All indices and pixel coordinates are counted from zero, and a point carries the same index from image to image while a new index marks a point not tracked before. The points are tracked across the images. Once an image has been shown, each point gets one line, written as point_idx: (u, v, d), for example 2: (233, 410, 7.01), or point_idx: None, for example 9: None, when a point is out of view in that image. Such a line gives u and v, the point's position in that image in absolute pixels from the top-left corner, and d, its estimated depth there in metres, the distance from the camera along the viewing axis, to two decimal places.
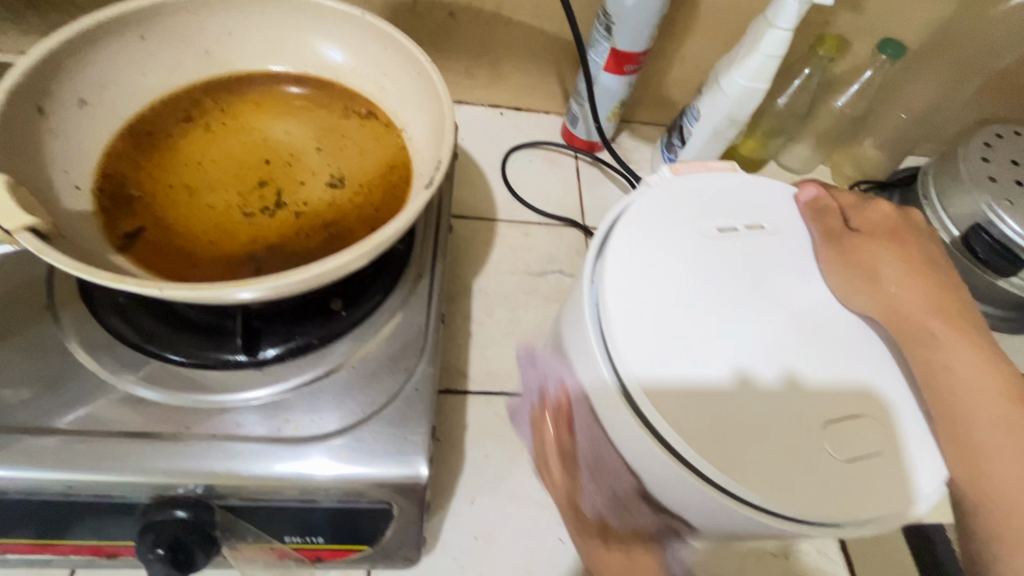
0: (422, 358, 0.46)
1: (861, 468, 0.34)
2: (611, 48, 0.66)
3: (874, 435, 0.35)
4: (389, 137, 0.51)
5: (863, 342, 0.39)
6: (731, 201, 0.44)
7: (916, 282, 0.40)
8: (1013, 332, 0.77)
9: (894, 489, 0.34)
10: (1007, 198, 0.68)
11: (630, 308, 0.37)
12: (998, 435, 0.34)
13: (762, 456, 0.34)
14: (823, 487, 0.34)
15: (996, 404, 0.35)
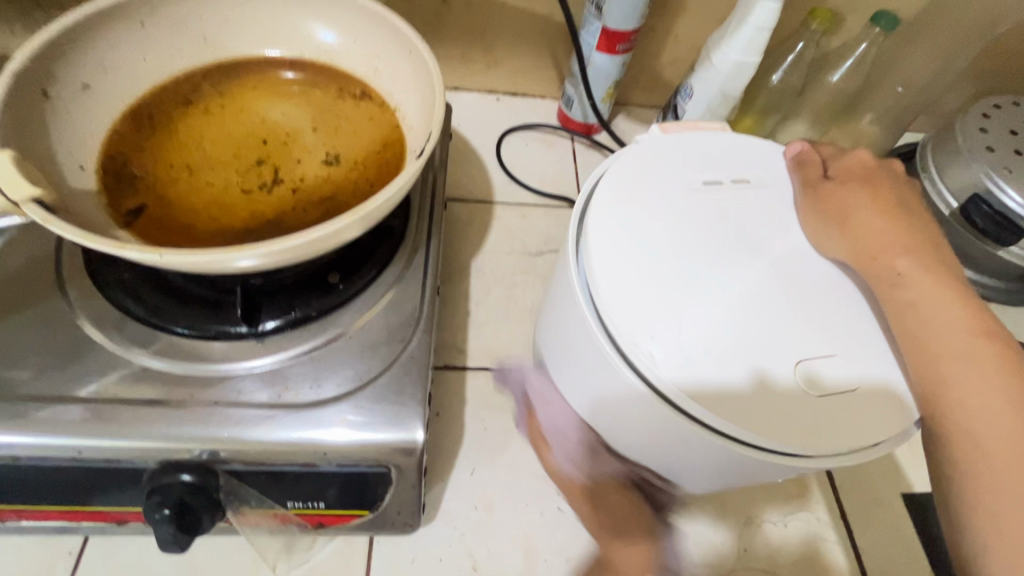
0: (418, 329, 0.47)
1: (835, 405, 0.37)
2: (603, 28, 0.67)
3: (844, 371, 0.38)
4: (383, 116, 0.52)
5: (839, 290, 0.41)
6: (716, 161, 0.46)
7: (889, 225, 0.43)
8: (1015, 304, 0.76)
9: (868, 429, 0.36)
10: (1006, 167, 0.68)
11: (614, 258, 0.39)
12: (959, 362, 0.37)
13: (750, 399, 0.36)
14: (798, 427, 0.36)
15: (962, 333, 0.38)
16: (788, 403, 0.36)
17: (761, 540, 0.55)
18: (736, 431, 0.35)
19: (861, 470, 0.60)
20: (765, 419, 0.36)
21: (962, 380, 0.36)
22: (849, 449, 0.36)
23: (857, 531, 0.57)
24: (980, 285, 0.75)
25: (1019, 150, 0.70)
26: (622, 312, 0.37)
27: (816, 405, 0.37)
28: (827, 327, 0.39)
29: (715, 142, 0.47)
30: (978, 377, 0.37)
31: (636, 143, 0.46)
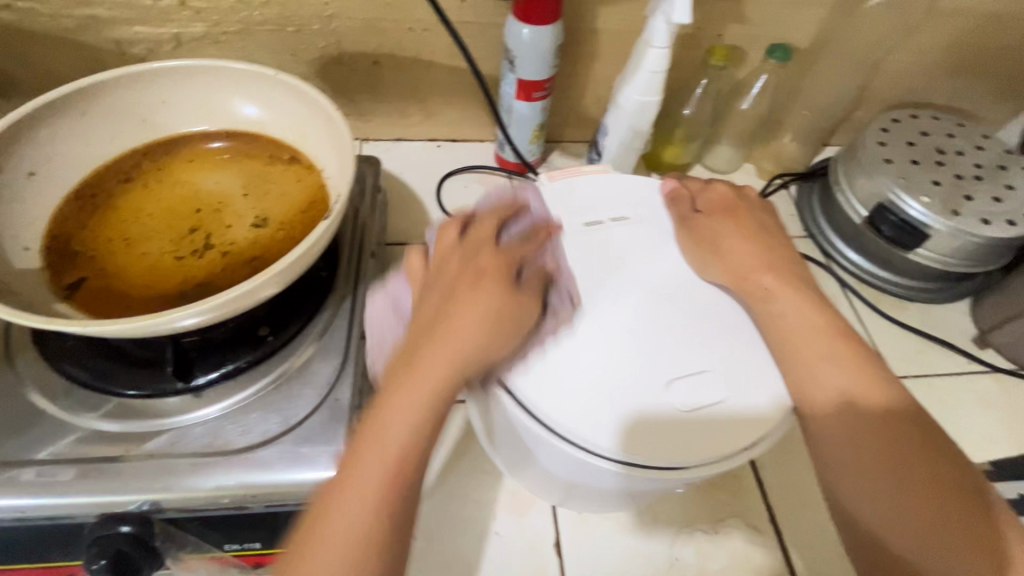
0: (345, 372, 0.51)
1: (709, 417, 0.41)
2: (518, 79, 0.72)
3: (718, 384, 0.42)
4: (309, 178, 0.57)
5: (715, 313, 0.46)
6: (597, 200, 0.52)
7: (746, 246, 0.49)
8: (942, 303, 0.79)
9: (739, 434, 0.41)
10: (903, 177, 0.73)
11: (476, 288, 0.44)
12: (827, 365, 0.42)
13: (653, 427, 0.40)
14: (675, 439, 0.40)
15: (815, 338, 0.44)
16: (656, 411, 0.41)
17: (695, 549, 0.57)
18: (644, 459, 0.39)
19: (791, 474, 0.63)
20: (634, 429, 0.40)
21: (817, 383, 0.42)
22: (721, 455, 0.40)
23: (787, 534, 0.59)
24: (902, 286, 0.78)
25: (916, 160, 0.75)
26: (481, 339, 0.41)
27: (690, 416, 0.41)
28: (701, 346, 0.44)
29: (597, 182, 0.53)
30: (829, 377, 0.42)
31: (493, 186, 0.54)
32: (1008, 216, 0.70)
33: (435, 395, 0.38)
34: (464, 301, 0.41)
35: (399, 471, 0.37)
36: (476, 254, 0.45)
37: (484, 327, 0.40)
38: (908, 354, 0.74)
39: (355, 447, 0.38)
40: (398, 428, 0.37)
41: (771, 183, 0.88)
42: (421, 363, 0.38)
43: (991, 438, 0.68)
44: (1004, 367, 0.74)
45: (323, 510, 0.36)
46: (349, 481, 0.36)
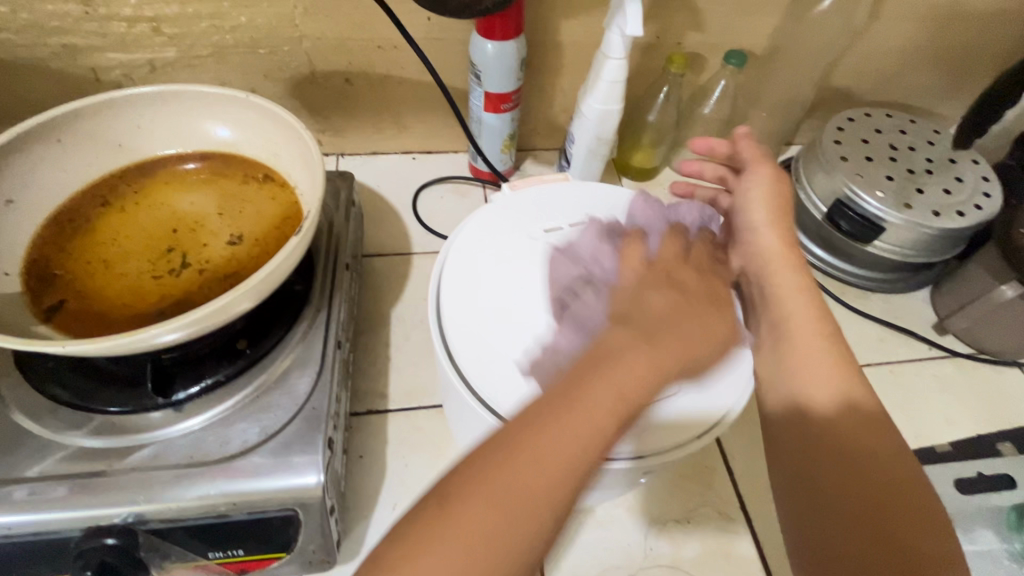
0: (321, 381, 0.53)
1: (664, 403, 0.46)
2: (485, 92, 0.75)
3: None
4: (282, 195, 0.59)
5: None
6: (559, 208, 0.57)
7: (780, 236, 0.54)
8: (903, 292, 0.82)
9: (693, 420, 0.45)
10: (857, 173, 0.77)
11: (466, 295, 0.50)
12: (814, 357, 0.48)
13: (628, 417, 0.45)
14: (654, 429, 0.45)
15: (811, 331, 0.49)
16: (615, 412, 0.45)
17: (667, 539, 0.59)
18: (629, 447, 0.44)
19: (759, 463, 0.65)
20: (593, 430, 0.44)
21: (808, 384, 0.47)
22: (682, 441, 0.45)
23: (757, 520, 0.61)
24: (864, 278, 0.81)
25: (870, 156, 0.79)
26: (468, 347, 0.47)
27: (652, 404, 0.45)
28: None
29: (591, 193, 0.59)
30: (822, 378, 0.47)
31: (527, 189, 0.59)
32: (958, 207, 0.74)
33: (639, 382, 0.37)
34: (656, 295, 0.42)
35: (589, 447, 0.34)
36: (662, 256, 0.46)
37: (683, 329, 0.40)
38: (870, 343, 0.77)
39: (551, 402, 0.36)
40: (596, 400, 0.35)
41: None
42: (643, 350, 0.38)
43: (951, 420, 0.71)
44: (963, 351, 0.77)
45: (508, 454, 0.34)
46: (535, 435, 0.34)
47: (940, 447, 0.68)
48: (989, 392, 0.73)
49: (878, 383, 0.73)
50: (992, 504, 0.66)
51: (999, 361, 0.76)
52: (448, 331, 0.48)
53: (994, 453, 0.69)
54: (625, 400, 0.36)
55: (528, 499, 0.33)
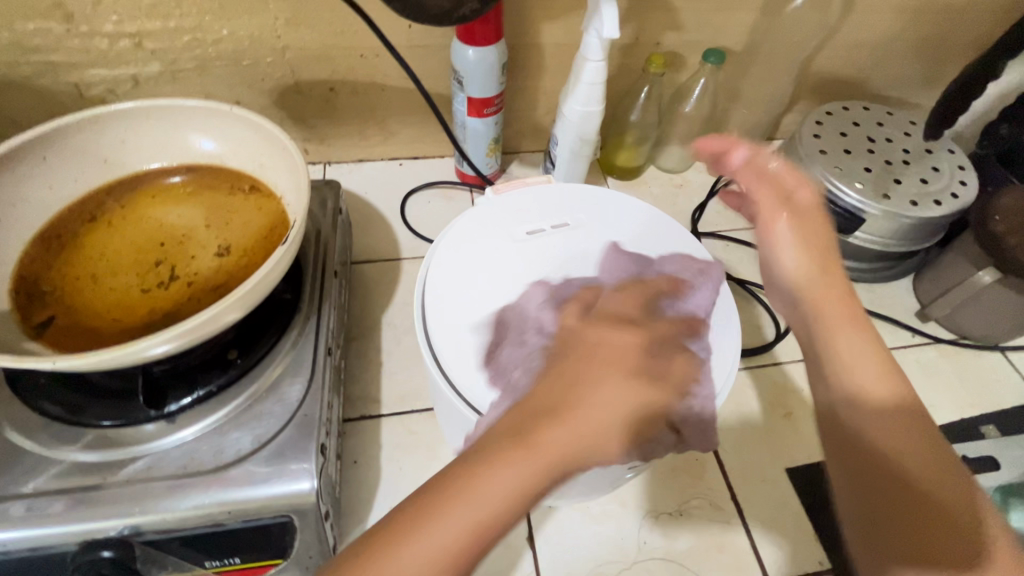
0: (312, 388, 0.54)
1: None
2: (467, 97, 0.76)
3: None
4: (269, 205, 0.59)
5: None
6: (542, 210, 0.58)
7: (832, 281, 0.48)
8: (886, 281, 0.84)
9: None
10: (836, 166, 0.78)
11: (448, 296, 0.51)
12: (854, 341, 0.44)
13: None
14: None
15: (840, 319, 0.46)
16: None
17: (661, 533, 0.60)
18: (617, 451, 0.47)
19: (749, 454, 0.66)
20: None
21: (855, 375, 0.42)
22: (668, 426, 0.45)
23: (749, 510, 0.62)
24: (847, 268, 0.83)
25: (848, 149, 0.80)
26: (450, 346, 0.48)
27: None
28: None
29: (575, 197, 0.60)
30: (868, 371, 0.42)
31: (509, 194, 0.60)
32: (935, 196, 0.75)
33: (570, 444, 0.33)
34: (601, 371, 0.36)
35: (510, 505, 0.32)
36: (621, 312, 0.41)
37: (617, 393, 0.35)
38: None
39: (478, 453, 0.33)
40: (519, 463, 0.32)
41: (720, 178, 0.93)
42: (578, 406, 0.34)
43: (935, 405, 0.72)
44: (945, 337, 0.78)
45: (422, 510, 0.32)
46: (451, 495, 0.32)
47: None
48: (972, 376, 0.75)
49: None
50: None
51: (980, 346, 0.77)
52: (433, 331, 0.49)
53: (978, 436, 0.70)
54: (551, 464, 0.32)
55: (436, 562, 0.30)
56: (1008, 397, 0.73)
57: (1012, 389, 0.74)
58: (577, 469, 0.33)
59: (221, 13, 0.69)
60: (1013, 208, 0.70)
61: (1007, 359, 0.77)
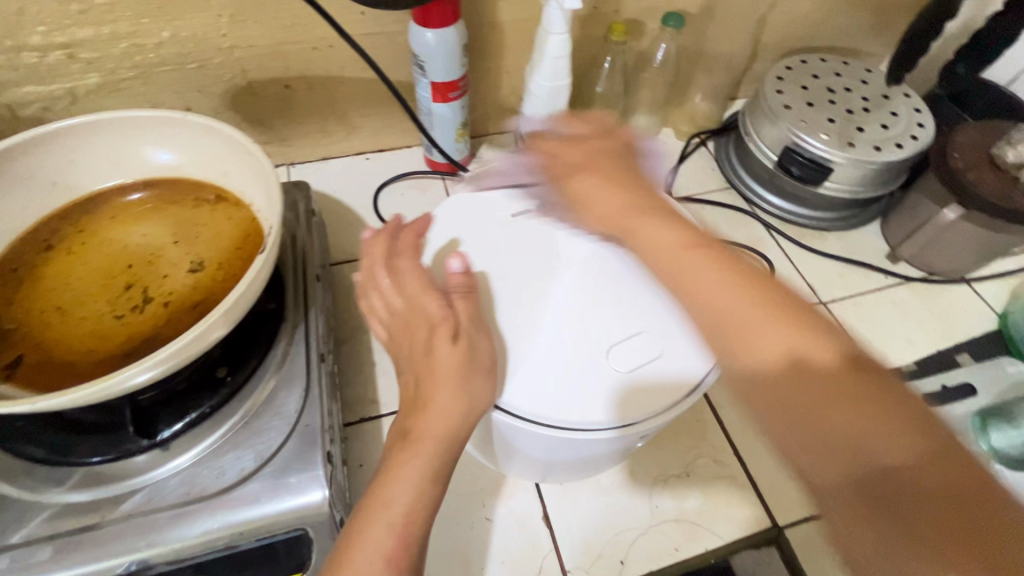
0: (310, 398, 0.52)
1: (648, 378, 0.47)
2: (430, 82, 0.73)
3: (648, 345, 0.48)
4: (239, 213, 0.57)
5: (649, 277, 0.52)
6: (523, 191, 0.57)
7: (611, 199, 0.42)
8: (858, 227, 0.86)
9: (675, 383, 0.47)
10: (801, 120, 0.79)
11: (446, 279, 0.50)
12: (735, 303, 0.32)
13: (613, 394, 0.46)
14: (640, 399, 0.45)
15: (725, 297, 0.33)
16: (606, 389, 0.46)
17: (671, 495, 0.61)
18: (630, 420, 0.45)
19: None
20: (585, 402, 0.45)
21: (755, 344, 0.31)
22: (671, 404, 0.46)
23: (751, 462, 0.64)
24: (819, 220, 0.85)
25: (811, 102, 0.81)
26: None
27: (631, 375, 0.46)
28: (645, 310, 0.50)
29: None
30: (766, 335, 0.31)
31: (488, 179, 0.59)
32: (896, 140, 0.77)
33: (443, 434, 0.41)
34: (441, 353, 0.43)
35: (422, 495, 0.40)
36: (458, 306, 0.46)
37: (460, 378, 0.42)
38: (832, 280, 0.81)
39: (385, 471, 0.41)
40: (412, 466, 0.40)
41: (689, 142, 0.94)
42: (434, 402, 0.42)
43: (912, 341, 0.75)
44: (916, 276, 0.81)
45: (356, 528, 0.39)
46: (376, 501, 0.40)
47: (905, 367, 0.73)
48: (943, 311, 0.78)
49: (843, 316, 0.77)
50: (958, 412, 0.70)
51: (947, 281, 0.81)
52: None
53: (954, 365, 0.74)
54: (437, 450, 0.41)
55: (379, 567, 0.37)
56: (977, 326, 0.77)
57: (980, 317, 0.78)
58: (455, 446, 0.42)
59: (158, 15, 0.64)
60: (968, 145, 0.72)
61: (973, 291, 0.80)
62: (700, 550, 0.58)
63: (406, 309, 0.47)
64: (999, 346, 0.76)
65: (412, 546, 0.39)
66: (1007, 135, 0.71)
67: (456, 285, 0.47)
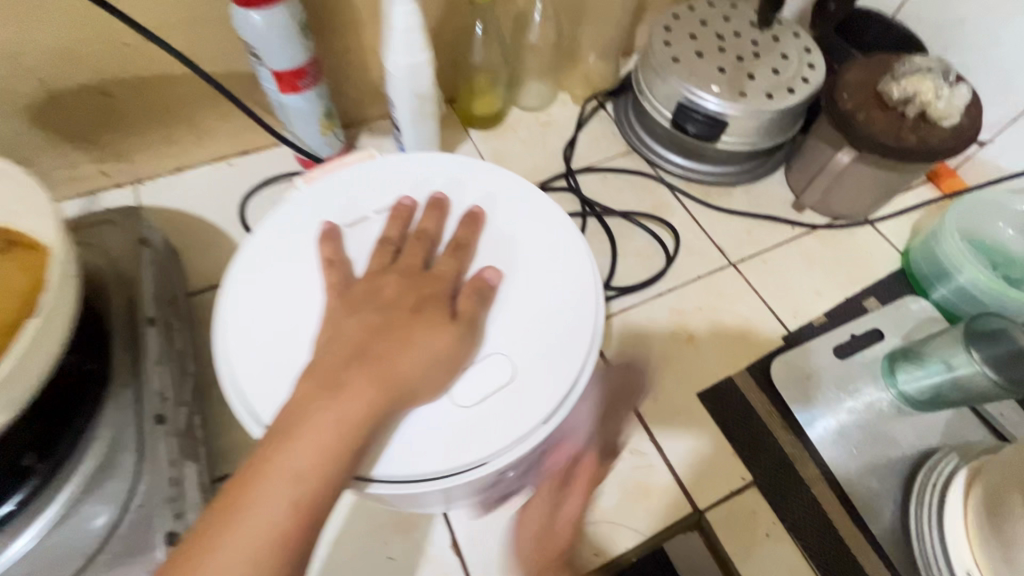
0: (143, 470, 0.45)
1: (504, 402, 0.41)
2: (272, 72, 0.63)
3: (507, 363, 0.42)
4: (29, 258, 0.44)
5: (513, 280, 0.46)
6: (363, 192, 0.50)
7: (442, 341, 0.40)
8: (763, 177, 0.82)
9: (535, 403, 0.41)
10: (691, 73, 0.74)
11: (252, 330, 0.43)
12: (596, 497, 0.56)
13: (466, 428, 0.40)
14: (492, 430, 0.40)
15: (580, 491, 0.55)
16: (448, 429, 0.40)
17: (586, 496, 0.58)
18: (481, 455, 0.40)
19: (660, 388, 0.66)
20: (433, 443, 0.40)
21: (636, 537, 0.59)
22: (526, 432, 0.40)
23: (667, 445, 0.63)
24: (719, 176, 0.81)
25: (700, 52, 0.76)
26: (257, 389, 0.41)
27: (488, 403, 0.41)
28: (508, 321, 0.44)
29: (403, 169, 0.51)
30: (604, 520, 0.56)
31: (321, 182, 0.50)
32: (788, 85, 0.73)
33: (385, 386, 0.37)
34: (438, 325, 0.40)
35: (336, 450, 0.35)
36: (463, 305, 0.42)
37: (435, 360, 0.39)
38: (740, 239, 0.78)
39: (302, 415, 0.35)
40: (340, 412, 0.35)
41: (586, 106, 0.88)
42: (331, 411, 0.35)
43: (820, 293, 0.74)
44: (821, 223, 0.79)
45: (254, 471, 0.33)
46: (285, 447, 0.34)
47: (816, 320, 0.72)
48: (850, 256, 0.77)
49: (753, 276, 0.75)
50: (868, 358, 0.69)
51: (852, 224, 0.79)
52: (238, 378, 0.41)
53: (862, 312, 0.73)
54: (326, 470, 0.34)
55: (278, 526, 0.32)
56: (882, 268, 0.76)
57: (884, 258, 0.77)
58: (339, 476, 0.35)
59: None
60: (858, 84, 0.69)
61: (876, 231, 0.79)
62: (619, 551, 0.57)
63: (403, 275, 0.43)
64: (902, 285, 0.75)
65: (316, 511, 0.34)
66: (893, 70, 0.69)
67: (473, 285, 0.44)
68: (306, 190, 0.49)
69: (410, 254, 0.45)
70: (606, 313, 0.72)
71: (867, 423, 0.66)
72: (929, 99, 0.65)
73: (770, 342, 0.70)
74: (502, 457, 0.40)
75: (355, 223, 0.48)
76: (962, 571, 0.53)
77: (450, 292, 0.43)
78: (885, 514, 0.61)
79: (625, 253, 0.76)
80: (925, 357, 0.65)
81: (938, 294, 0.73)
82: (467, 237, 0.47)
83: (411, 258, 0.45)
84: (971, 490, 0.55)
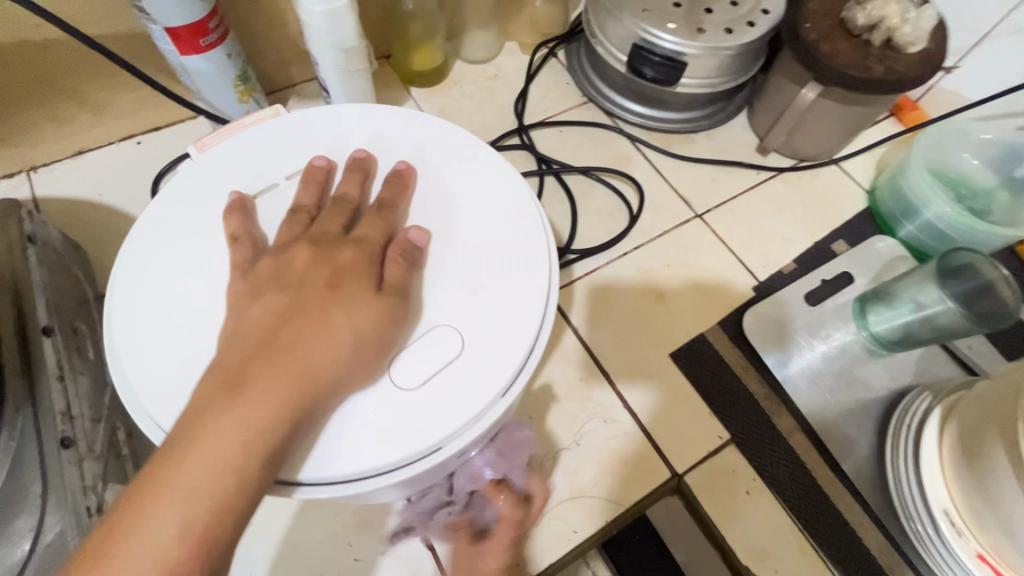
0: (48, 503, 0.40)
1: (456, 378, 0.37)
2: (165, 29, 0.54)
3: (452, 337, 0.38)
4: None
5: (453, 245, 0.41)
6: (270, 155, 0.43)
7: (365, 314, 0.35)
8: (726, 121, 0.78)
9: (489, 375, 0.37)
10: (644, 9, 0.68)
11: (144, 327, 0.37)
12: None
13: (412, 417, 0.36)
14: (442, 412, 0.36)
15: None
16: (379, 421, 0.35)
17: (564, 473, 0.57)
18: (433, 444, 0.35)
19: (632, 352, 0.64)
20: (376, 437, 0.35)
21: None
22: (483, 409, 0.36)
23: (641, 407, 0.61)
24: (678, 122, 0.76)
25: None
26: (157, 393, 0.35)
27: (432, 385, 0.36)
28: (450, 290, 0.39)
29: (318, 127, 0.45)
30: None
31: (219, 148, 0.44)
32: (747, 18, 0.68)
33: (298, 383, 0.32)
34: (357, 300, 0.35)
35: (237, 460, 0.30)
36: (391, 273, 0.37)
37: (358, 339, 0.34)
38: (706, 188, 0.74)
39: (199, 426, 0.30)
40: (241, 415, 0.31)
41: (536, 55, 0.81)
42: (232, 410, 0.31)
43: (788, 239, 0.71)
44: (787, 165, 0.76)
45: (135, 498, 0.29)
46: (174, 465, 0.29)
47: (785, 268, 0.70)
48: (816, 197, 0.74)
49: (719, 226, 0.71)
50: (839, 303, 0.67)
51: (817, 165, 0.76)
52: (134, 380, 0.35)
53: (831, 256, 0.71)
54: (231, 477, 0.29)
55: (166, 558, 0.27)
56: (849, 208, 0.74)
57: (850, 199, 0.74)
58: (248, 483, 0.30)
59: None
60: (820, 11, 0.64)
61: (842, 170, 0.76)
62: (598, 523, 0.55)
63: (314, 248, 0.37)
64: (869, 224, 0.73)
65: (217, 536, 0.29)
66: None
67: (397, 248, 0.38)
68: (202, 159, 0.43)
69: (327, 223, 0.39)
70: (569, 278, 0.68)
71: (838, 367, 0.65)
72: (896, 24, 0.60)
73: (741, 293, 0.68)
74: (457, 439, 0.36)
75: (264, 192, 0.42)
76: (941, 511, 0.53)
77: (374, 260, 0.38)
78: (862, 458, 0.60)
79: (586, 212, 0.71)
80: (894, 297, 0.64)
81: (905, 231, 0.71)
82: (396, 200, 0.41)
83: (327, 227, 0.39)
84: (945, 430, 0.55)
